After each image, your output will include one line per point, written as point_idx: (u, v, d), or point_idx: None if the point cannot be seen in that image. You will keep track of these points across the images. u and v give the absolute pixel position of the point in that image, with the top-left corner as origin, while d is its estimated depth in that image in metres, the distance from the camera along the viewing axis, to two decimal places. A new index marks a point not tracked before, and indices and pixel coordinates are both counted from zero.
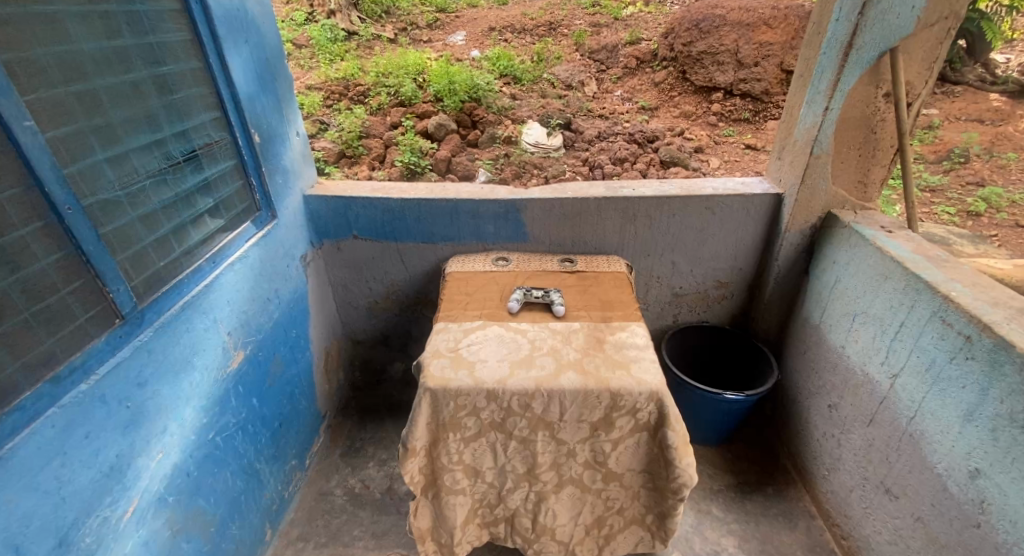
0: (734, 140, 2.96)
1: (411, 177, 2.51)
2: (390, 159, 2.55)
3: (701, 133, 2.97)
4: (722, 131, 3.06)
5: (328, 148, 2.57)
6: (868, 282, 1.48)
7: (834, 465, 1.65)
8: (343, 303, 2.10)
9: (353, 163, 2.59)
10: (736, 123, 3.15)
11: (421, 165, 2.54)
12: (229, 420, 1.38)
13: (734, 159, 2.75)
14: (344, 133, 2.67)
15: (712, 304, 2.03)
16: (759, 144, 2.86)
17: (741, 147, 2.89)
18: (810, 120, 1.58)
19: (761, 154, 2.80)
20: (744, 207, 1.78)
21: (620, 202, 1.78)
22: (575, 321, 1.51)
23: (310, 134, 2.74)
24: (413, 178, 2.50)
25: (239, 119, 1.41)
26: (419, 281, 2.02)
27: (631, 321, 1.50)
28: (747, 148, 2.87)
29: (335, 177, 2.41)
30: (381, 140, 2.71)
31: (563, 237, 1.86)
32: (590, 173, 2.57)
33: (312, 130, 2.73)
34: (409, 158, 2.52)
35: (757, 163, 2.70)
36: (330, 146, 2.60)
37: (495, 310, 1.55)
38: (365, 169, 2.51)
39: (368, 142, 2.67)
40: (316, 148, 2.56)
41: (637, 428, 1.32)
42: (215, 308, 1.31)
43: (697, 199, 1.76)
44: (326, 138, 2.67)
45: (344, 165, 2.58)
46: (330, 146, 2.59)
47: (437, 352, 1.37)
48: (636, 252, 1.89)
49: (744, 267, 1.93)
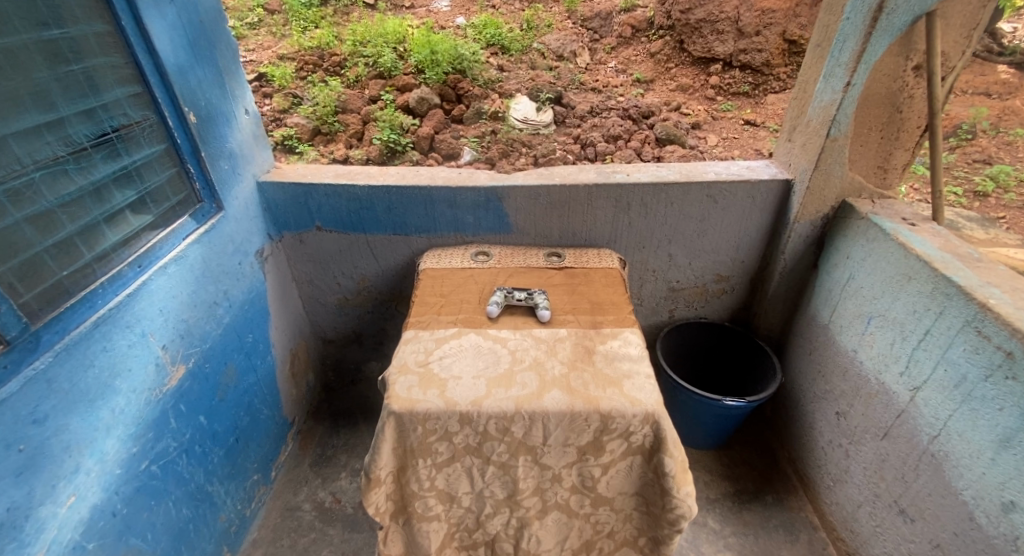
0: (732, 115, 2.77)
1: (391, 157, 2.32)
2: (368, 137, 2.36)
3: (698, 108, 2.78)
4: (720, 105, 2.89)
5: (302, 125, 2.38)
6: (888, 282, 1.32)
7: (840, 476, 1.53)
8: (310, 300, 1.92)
9: (331, 142, 2.40)
10: (735, 98, 2.97)
11: (401, 143, 2.34)
12: (168, 444, 1.24)
13: (732, 136, 2.57)
14: (319, 107, 2.46)
15: (711, 299, 1.88)
16: (759, 120, 2.69)
17: (741, 123, 2.71)
18: (827, 97, 1.38)
19: (761, 132, 2.61)
20: (748, 195, 1.61)
21: (613, 189, 1.60)
22: (562, 327, 1.34)
23: (283, 109, 2.52)
24: (393, 158, 2.32)
25: (165, 94, 1.23)
26: (393, 275, 1.84)
27: (625, 327, 1.34)
28: (746, 125, 2.68)
29: (309, 157, 2.25)
30: (359, 116, 2.50)
31: (550, 227, 1.68)
32: (581, 151, 2.38)
33: (283, 106, 2.51)
34: (388, 137, 2.32)
35: (755, 141, 2.52)
36: (304, 122, 2.40)
37: (473, 315, 1.38)
38: (342, 147, 2.33)
39: (345, 117, 2.47)
40: (290, 124, 2.38)
41: (630, 451, 1.16)
42: (144, 321, 1.16)
43: (698, 186, 1.59)
44: (299, 113, 2.46)
45: (321, 143, 2.39)
46: (304, 122, 2.40)
47: (405, 367, 1.21)
48: (630, 243, 1.72)
49: (746, 259, 1.77)
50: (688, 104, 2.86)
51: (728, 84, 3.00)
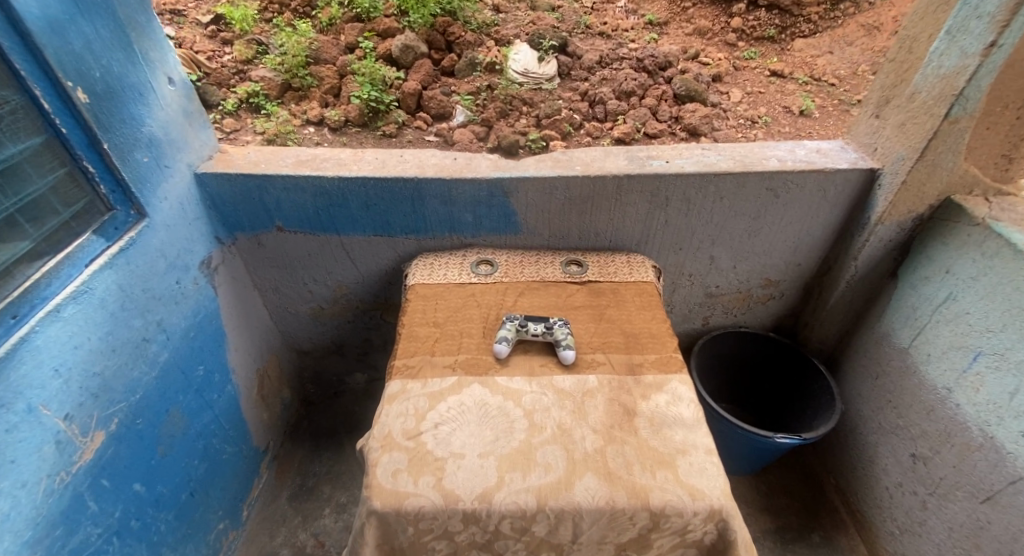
0: (757, 66, 2.29)
1: (373, 118, 1.93)
2: (346, 93, 1.96)
3: (718, 58, 2.28)
4: (742, 53, 2.37)
5: (269, 79, 1.98)
6: (1013, 314, 1.03)
7: (910, 527, 1.30)
8: (277, 309, 1.60)
9: (302, 101, 1.99)
10: (758, 44, 2.43)
11: (385, 102, 1.94)
12: (88, 533, 0.96)
13: (757, 89, 2.13)
14: (287, 57, 2.02)
15: (754, 305, 1.59)
16: (787, 71, 2.22)
17: (766, 75, 2.24)
18: (951, 63, 1.02)
19: (789, 85, 2.17)
20: (817, 188, 1.28)
21: (649, 181, 1.26)
22: (590, 373, 1.05)
23: (247, 60, 2.08)
24: (375, 120, 1.93)
25: (33, 65, 0.85)
26: (376, 282, 1.52)
27: (672, 374, 1.04)
28: (772, 77, 2.22)
29: (278, 119, 1.87)
30: (335, 68, 2.06)
31: (568, 227, 1.35)
32: (590, 111, 1.95)
33: (246, 55, 2.05)
34: (369, 94, 1.91)
35: (783, 96, 2.09)
36: (271, 76, 2.00)
37: (474, 355, 1.08)
38: (317, 106, 1.94)
39: (319, 69, 2.03)
40: (256, 78, 1.98)
41: (685, 548, 0.89)
42: (30, 390, 0.84)
43: (756, 177, 1.26)
44: (265, 64, 2.03)
45: (291, 103, 1.99)
46: (270, 76, 1.99)
47: (389, 441, 0.92)
48: (664, 245, 1.41)
49: (804, 262, 1.46)
50: (707, 51, 2.36)
51: (752, 27, 2.46)
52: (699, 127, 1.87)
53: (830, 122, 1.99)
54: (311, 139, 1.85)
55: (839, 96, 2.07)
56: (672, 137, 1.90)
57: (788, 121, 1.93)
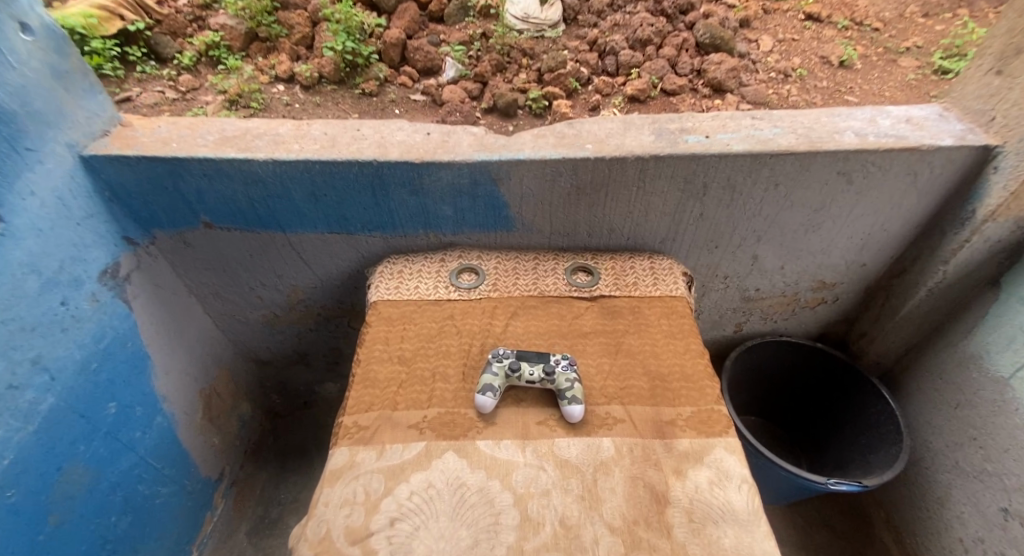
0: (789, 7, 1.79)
1: (348, 79, 1.51)
2: (318, 47, 1.51)
3: None
4: None
5: (229, 28, 1.53)
6: None
7: None
8: (223, 316, 1.33)
9: (270, 56, 1.55)
10: None
11: (363, 55, 1.51)
12: None
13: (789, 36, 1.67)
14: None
15: (801, 310, 1.31)
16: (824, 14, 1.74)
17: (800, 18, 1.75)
18: None
19: (827, 32, 1.71)
20: (906, 171, 0.96)
21: (683, 164, 0.95)
22: (603, 436, 0.78)
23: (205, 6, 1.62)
24: (351, 81, 1.51)
25: None
26: (338, 287, 1.24)
27: (713, 438, 0.78)
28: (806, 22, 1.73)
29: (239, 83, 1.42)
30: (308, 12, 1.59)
31: (575, 222, 1.05)
32: (598, 64, 1.55)
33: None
34: (345, 47, 1.47)
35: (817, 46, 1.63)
36: (230, 23, 1.54)
37: (448, 409, 0.81)
38: (287, 63, 1.48)
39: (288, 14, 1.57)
40: (213, 26, 1.55)
41: None
42: None
43: (826, 158, 0.94)
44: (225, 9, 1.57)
45: (257, 57, 1.54)
46: (229, 23, 1.54)
47: (328, 548, 0.67)
48: (696, 243, 1.11)
49: (871, 262, 1.16)
50: None
51: None
52: (724, 80, 1.45)
53: (874, 76, 1.53)
54: (280, 104, 1.42)
55: (884, 44, 1.64)
56: (692, 95, 1.50)
57: (826, 73, 1.52)
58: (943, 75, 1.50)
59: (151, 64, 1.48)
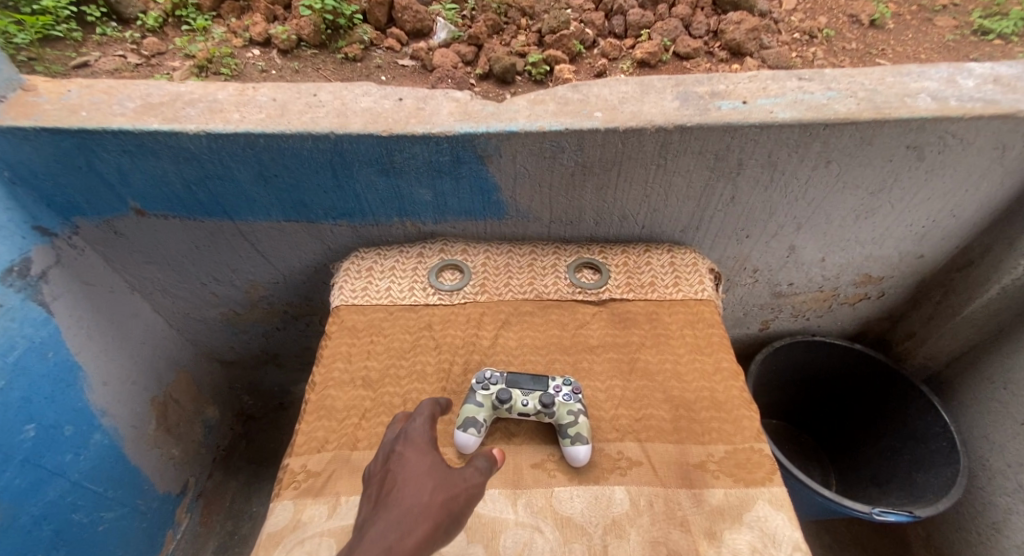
0: None
1: (329, 44, 1.24)
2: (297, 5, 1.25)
3: None
4: None
5: None
6: None
7: None
8: (177, 313, 1.17)
9: (244, 17, 1.28)
10: None
11: (345, 13, 1.24)
12: None
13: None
14: None
15: (838, 306, 1.14)
16: None
17: None
18: None
19: None
20: (992, 145, 0.77)
21: (715, 136, 0.75)
22: (615, 485, 0.62)
23: None
24: (332, 46, 1.24)
25: None
26: (303, 282, 1.08)
27: (752, 488, 0.62)
28: None
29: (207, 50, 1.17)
30: None
31: (580, 207, 0.87)
32: (606, 24, 1.30)
33: None
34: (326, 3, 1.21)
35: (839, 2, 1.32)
36: None
37: None
38: (263, 26, 1.23)
39: None
40: None
41: None
42: None
43: (895, 128, 0.74)
44: None
45: (229, 18, 1.28)
46: None
47: None
48: (722, 232, 0.93)
49: (928, 253, 0.99)
50: None
51: None
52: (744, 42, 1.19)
53: (907, 37, 1.23)
54: (254, 70, 1.16)
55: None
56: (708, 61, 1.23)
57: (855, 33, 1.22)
58: (983, 36, 1.20)
59: (112, 26, 1.24)
